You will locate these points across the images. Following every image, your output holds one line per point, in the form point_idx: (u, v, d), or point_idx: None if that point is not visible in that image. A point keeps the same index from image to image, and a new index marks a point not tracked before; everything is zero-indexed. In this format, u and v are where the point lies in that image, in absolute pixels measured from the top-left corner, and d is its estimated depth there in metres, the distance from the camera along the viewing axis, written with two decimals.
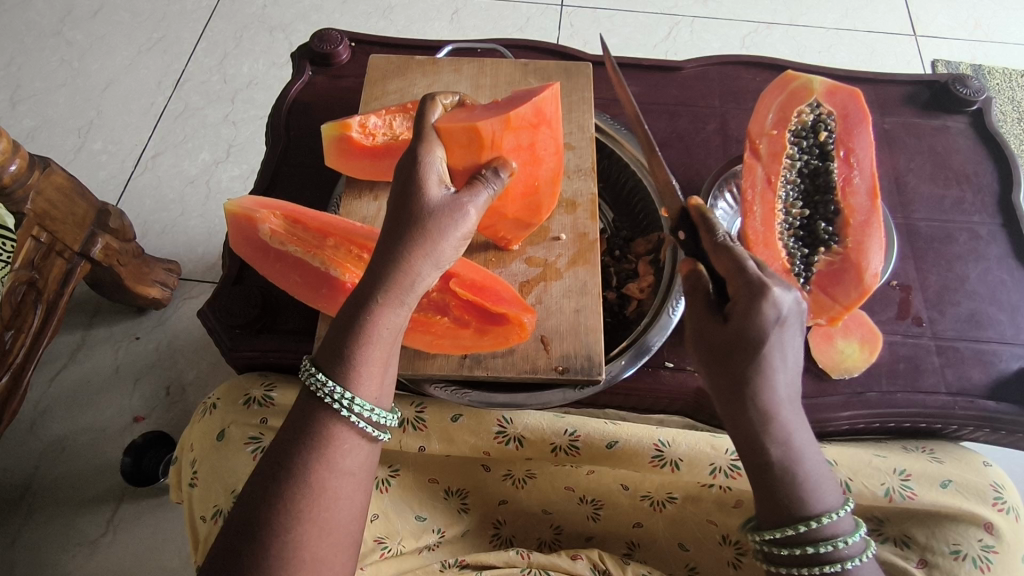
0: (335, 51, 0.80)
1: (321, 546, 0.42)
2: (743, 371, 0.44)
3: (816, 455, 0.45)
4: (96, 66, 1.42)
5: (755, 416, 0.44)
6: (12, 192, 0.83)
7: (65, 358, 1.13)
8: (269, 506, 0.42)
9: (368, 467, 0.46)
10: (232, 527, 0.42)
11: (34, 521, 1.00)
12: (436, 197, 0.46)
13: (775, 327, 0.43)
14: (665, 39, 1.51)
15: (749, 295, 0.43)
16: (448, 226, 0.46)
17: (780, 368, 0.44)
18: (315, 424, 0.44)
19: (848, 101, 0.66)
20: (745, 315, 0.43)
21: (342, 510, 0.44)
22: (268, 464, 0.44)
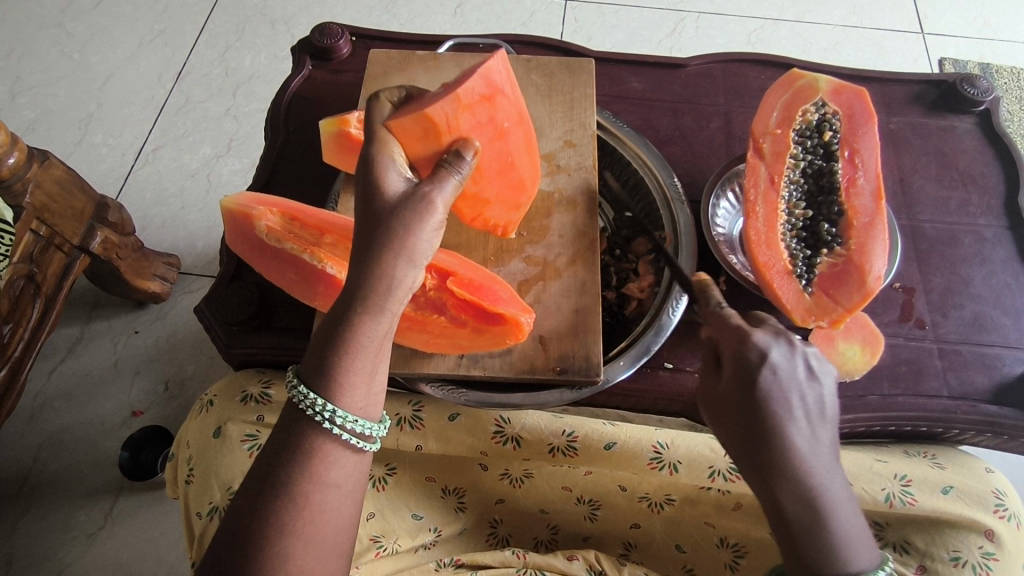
0: (335, 45, 0.80)
1: (308, 557, 0.43)
2: (749, 418, 0.44)
3: (847, 514, 0.44)
4: (97, 58, 1.42)
5: (772, 473, 0.44)
6: (11, 185, 0.83)
7: (64, 351, 1.13)
8: (254, 519, 0.42)
9: (356, 478, 0.46)
10: (222, 537, 0.43)
11: (32, 514, 1.00)
12: (398, 195, 0.45)
13: (769, 373, 0.44)
14: (670, 35, 1.50)
15: (735, 335, 0.46)
16: (414, 221, 0.44)
17: (784, 419, 0.44)
18: (298, 438, 0.44)
19: (854, 101, 0.65)
20: (733, 358, 0.46)
21: (328, 522, 0.44)
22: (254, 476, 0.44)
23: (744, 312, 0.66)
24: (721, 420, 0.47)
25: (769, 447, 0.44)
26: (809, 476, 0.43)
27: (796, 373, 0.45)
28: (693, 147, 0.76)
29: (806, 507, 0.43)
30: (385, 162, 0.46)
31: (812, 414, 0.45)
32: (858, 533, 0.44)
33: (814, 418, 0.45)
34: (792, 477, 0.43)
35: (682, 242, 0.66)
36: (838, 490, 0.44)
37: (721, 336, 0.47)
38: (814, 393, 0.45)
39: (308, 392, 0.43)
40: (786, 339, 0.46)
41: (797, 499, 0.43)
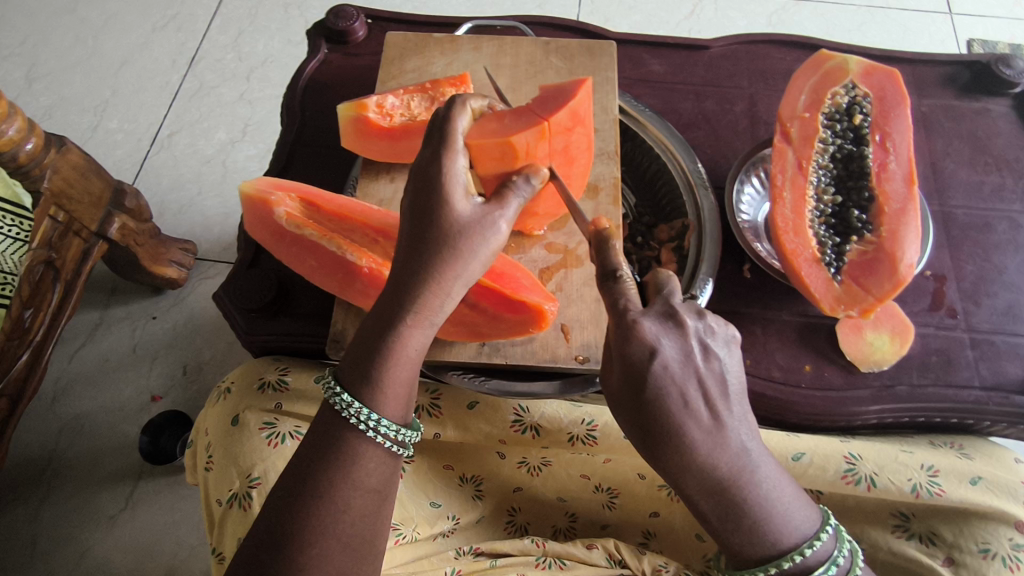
0: (351, 28, 0.78)
1: (343, 566, 0.42)
2: (643, 417, 0.43)
3: (761, 496, 0.43)
4: (111, 43, 1.41)
5: (676, 467, 0.43)
6: (29, 171, 0.83)
7: (83, 337, 1.14)
8: (292, 523, 0.42)
9: (392, 484, 0.45)
10: (259, 541, 0.42)
11: (55, 497, 1.02)
12: (466, 214, 0.44)
13: (653, 364, 0.42)
14: (689, 16, 1.47)
15: (620, 333, 0.43)
16: (479, 244, 0.44)
17: (680, 411, 0.42)
18: (339, 441, 0.43)
19: (885, 82, 0.63)
20: (621, 354, 0.43)
21: (367, 526, 0.43)
22: (290, 478, 0.43)
23: (769, 299, 0.65)
24: (618, 412, 0.45)
25: (670, 441, 0.42)
26: (716, 468, 0.42)
27: (687, 358, 0.43)
28: (717, 131, 0.74)
29: (716, 496, 0.43)
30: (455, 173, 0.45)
31: (714, 397, 0.43)
32: (781, 507, 0.43)
33: (715, 404, 0.43)
34: (696, 470, 0.42)
35: (706, 229, 0.64)
36: (753, 472, 0.43)
37: (608, 320, 0.44)
38: (712, 371, 0.43)
39: (349, 398, 0.43)
40: (673, 321, 0.43)
41: (705, 493, 0.43)
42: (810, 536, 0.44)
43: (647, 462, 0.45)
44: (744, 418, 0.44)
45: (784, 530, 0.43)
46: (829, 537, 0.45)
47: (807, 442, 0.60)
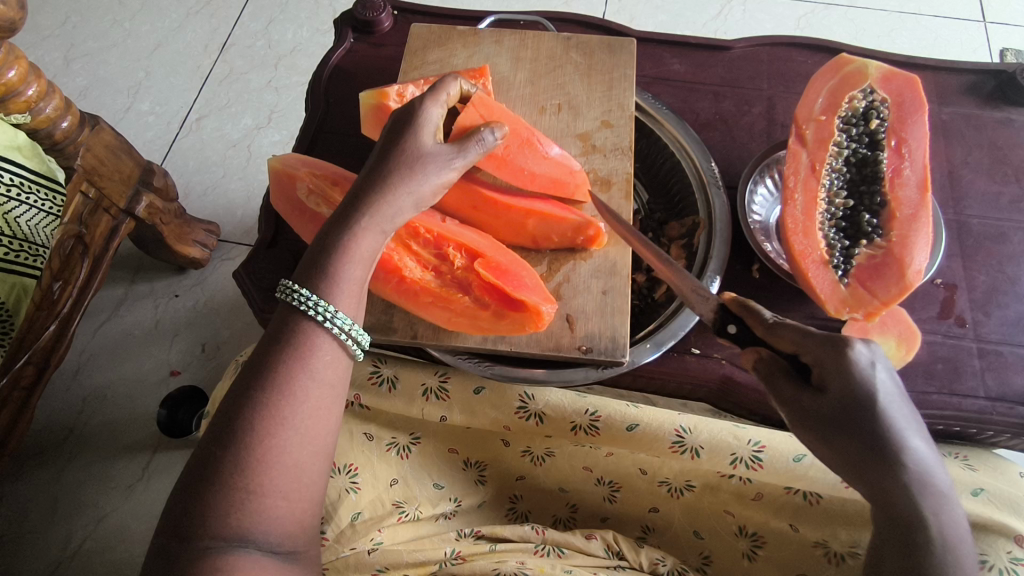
0: (377, 18, 0.80)
1: (293, 475, 0.41)
2: (876, 422, 0.41)
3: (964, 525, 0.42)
4: (146, 27, 1.45)
5: (902, 494, 0.41)
6: (63, 148, 0.86)
7: (109, 311, 1.18)
8: (238, 427, 0.40)
9: (322, 437, 0.43)
10: (200, 457, 0.40)
11: (76, 464, 1.06)
12: (428, 146, 0.50)
13: (876, 371, 0.42)
14: (715, 17, 1.46)
15: (834, 348, 0.42)
16: (432, 173, 0.50)
17: (900, 431, 0.41)
18: (290, 342, 0.43)
19: (905, 88, 0.63)
20: (841, 369, 0.42)
21: (288, 483, 0.41)
22: (236, 386, 0.42)
23: (776, 301, 0.66)
24: (842, 432, 0.42)
25: (889, 461, 0.41)
26: (934, 480, 0.42)
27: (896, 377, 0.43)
28: (733, 131, 0.75)
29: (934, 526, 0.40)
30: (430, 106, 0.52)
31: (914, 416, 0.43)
32: (972, 550, 0.42)
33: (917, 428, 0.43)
34: (922, 479, 0.41)
35: (717, 228, 0.65)
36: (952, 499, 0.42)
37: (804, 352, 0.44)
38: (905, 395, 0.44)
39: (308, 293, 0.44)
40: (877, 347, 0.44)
41: (936, 509, 0.41)
42: None
43: (872, 484, 0.41)
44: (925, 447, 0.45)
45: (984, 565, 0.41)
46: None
47: None
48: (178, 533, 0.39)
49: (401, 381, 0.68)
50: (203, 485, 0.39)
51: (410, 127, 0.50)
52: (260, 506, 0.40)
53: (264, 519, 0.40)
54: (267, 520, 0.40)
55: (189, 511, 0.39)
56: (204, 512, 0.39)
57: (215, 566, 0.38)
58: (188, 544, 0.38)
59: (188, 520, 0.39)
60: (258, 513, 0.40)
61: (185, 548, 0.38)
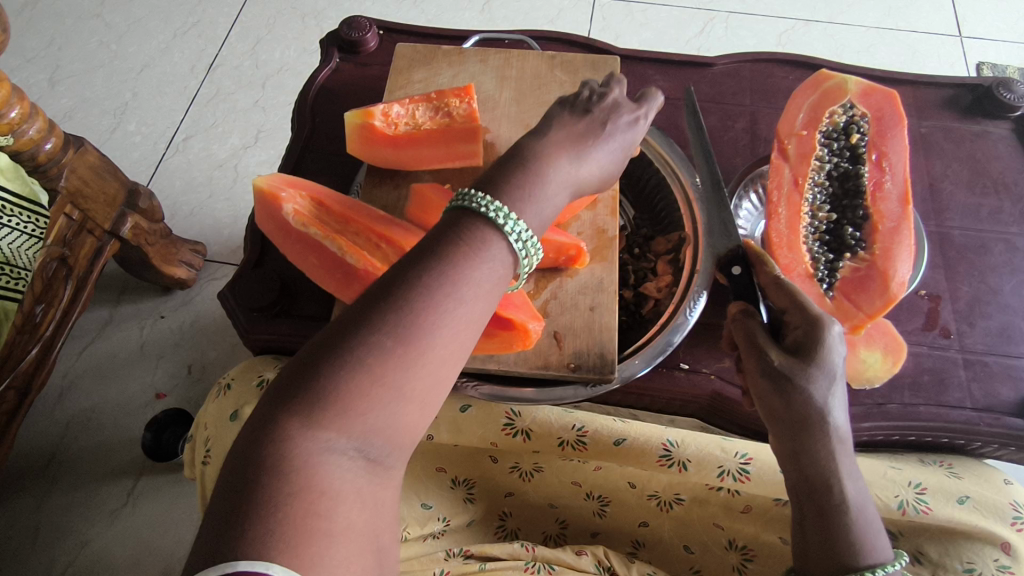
0: (363, 38, 0.81)
1: (408, 403, 0.36)
2: (806, 392, 0.45)
3: (872, 507, 0.46)
4: (133, 48, 1.45)
5: (824, 451, 0.45)
6: (46, 169, 0.85)
7: (93, 333, 1.16)
8: (364, 339, 0.35)
9: (448, 373, 0.37)
10: (313, 357, 0.36)
11: (58, 489, 1.03)
12: (615, 122, 0.49)
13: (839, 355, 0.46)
14: (699, 34, 1.49)
15: (812, 317, 0.47)
16: (612, 144, 0.48)
17: (830, 404, 0.45)
18: (450, 256, 0.38)
19: (884, 103, 0.64)
20: (812, 339, 0.46)
21: (406, 409, 0.36)
22: (375, 292, 0.37)
23: None
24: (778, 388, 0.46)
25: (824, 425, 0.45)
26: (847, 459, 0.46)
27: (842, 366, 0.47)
28: (716, 147, 0.75)
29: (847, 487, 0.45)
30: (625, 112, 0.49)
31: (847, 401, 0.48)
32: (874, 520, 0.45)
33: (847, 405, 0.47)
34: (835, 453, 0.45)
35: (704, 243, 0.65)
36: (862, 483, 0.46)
37: (791, 313, 0.49)
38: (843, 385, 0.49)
39: (496, 206, 0.39)
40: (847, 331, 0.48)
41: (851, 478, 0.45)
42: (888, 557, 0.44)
43: (792, 437, 0.46)
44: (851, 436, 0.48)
45: (876, 540, 0.44)
46: (901, 566, 0.44)
47: None
48: (269, 427, 0.34)
49: None
50: (311, 389, 0.35)
51: (593, 106, 0.49)
52: (371, 426, 0.35)
53: (366, 440, 0.35)
54: (376, 436, 0.35)
55: (286, 409, 0.35)
56: (314, 404, 0.34)
57: (306, 465, 0.33)
58: (277, 442, 0.34)
59: (284, 417, 0.34)
60: (365, 430, 0.35)
61: (275, 448, 0.34)
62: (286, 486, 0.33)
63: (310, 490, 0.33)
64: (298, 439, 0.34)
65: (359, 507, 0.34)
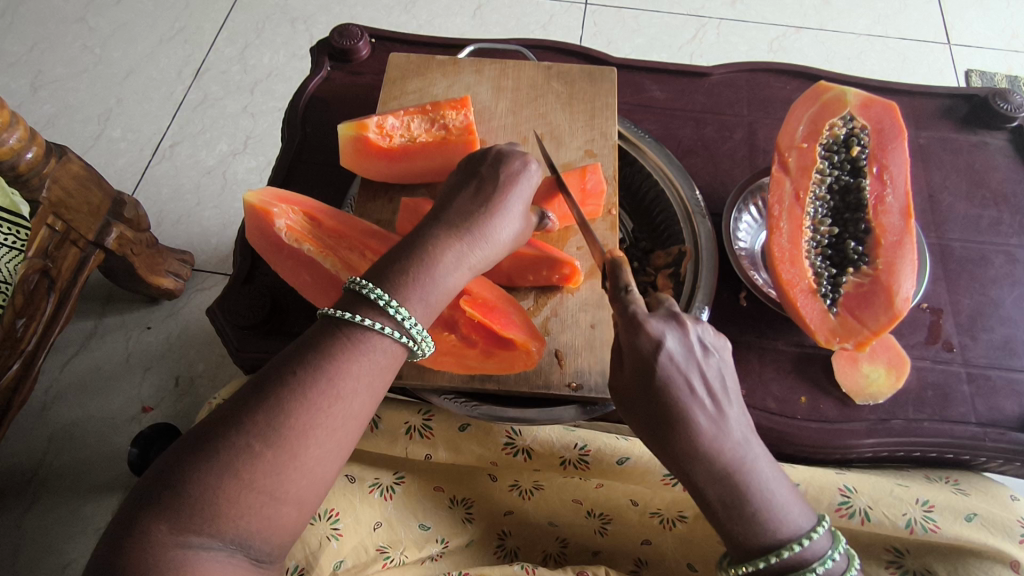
0: (355, 46, 0.79)
1: (285, 495, 0.39)
2: (655, 405, 0.43)
3: (771, 485, 0.42)
4: (117, 53, 1.42)
5: (686, 456, 0.42)
6: (28, 180, 0.83)
7: (77, 345, 1.13)
8: (235, 445, 0.38)
9: (330, 461, 0.40)
10: (184, 462, 0.38)
11: (40, 509, 1.00)
12: (504, 197, 0.49)
13: (659, 356, 0.43)
14: (690, 41, 1.48)
15: (628, 326, 0.44)
16: (498, 222, 0.48)
17: (683, 405, 0.42)
18: (329, 355, 0.41)
19: (884, 115, 0.64)
20: (629, 347, 0.44)
21: (288, 499, 0.39)
22: (248, 394, 0.40)
23: (765, 329, 0.65)
24: (630, 407, 0.45)
25: (678, 427, 0.42)
26: (722, 453, 0.42)
27: (688, 353, 0.44)
28: (715, 158, 0.74)
29: (724, 482, 0.42)
30: (515, 159, 0.50)
31: (715, 388, 0.44)
32: (781, 496, 0.43)
33: (717, 393, 0.43)
34: (704, 455, 0.42)
35: (703, 257, 0.64)
36: (754, 466, 0.42)
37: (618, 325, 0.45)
38: (713, 368, 0.44)
39: (380, 291, 0.42)
40: (675, 326, 0.44)
41: (715, 479, 0.42)
42: (806, 528, 0.43)
43: (656, 448, 0.44)
44: (742, 415, 0.44)
45: (780, 522, 0.42)
46: (825, 534, 0.43)
47: (801, 472, 0.60)
48: (136, 536, 0.36)
49: (382, 420, 0.65)
50: (184, 493, 0.37)
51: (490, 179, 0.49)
52: (249, 525, 0.38)
53: (242, 539, 0.37)
54: (262, 531, 0.38)
55: (155, 516, 0.36)
56: (189, 504, 0.37)
57: (183, 566, 0.35)
58: (146, 549, 0.35)
59: (153, 524, 0.36)
60: (239, 531, 0.37)
61: (145, 555, 0.35)
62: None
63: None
64: (167, 544, 0.36)
65: None
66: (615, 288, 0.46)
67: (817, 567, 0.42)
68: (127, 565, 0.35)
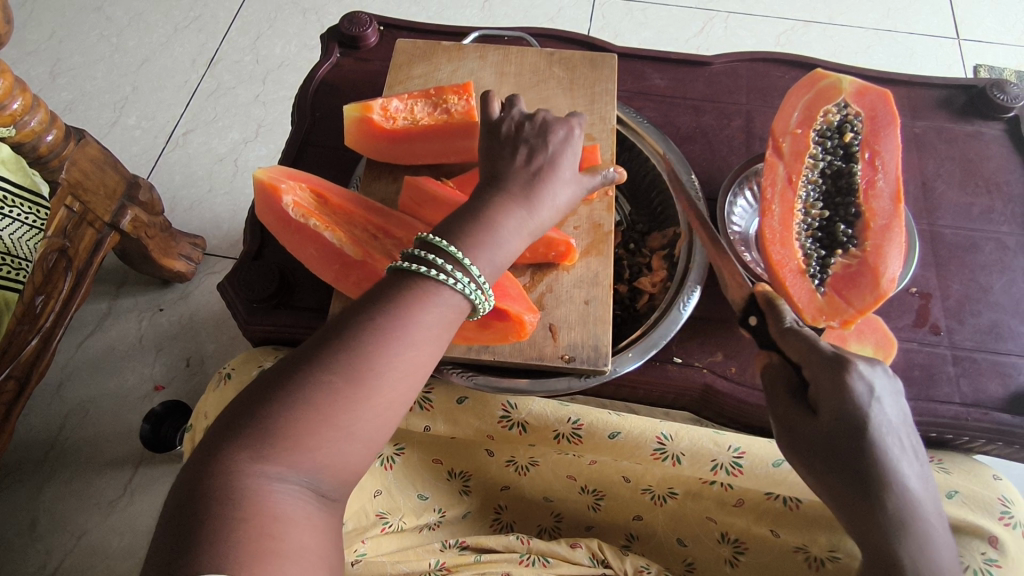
0: (363, 34, 0.81)
1: (352, 433, 0.39)
2: (859, 460, 0.42)
3: (948, 557, 0.43)
4: (134, 42, 1.46)
5: (882, 516, 0.42)
6: (47, 161, 0.86)
7: (92, 325, 1.17)
8: (315, 381, 0.39)
9: (399, 403, 0.42)
10: (261, 398, 0.39)
11: (56, 480, 1.04)
12: (555, 163, 0.52)
13: (871, 404, 0.43)
14: (697, 34, 1.49)
15: (839, 372, 0.43)
16: (553, 187, 0.51)
17: (897, 458, 0.42)
18: (403, 300, 0.42)
19: (877, 103, 0.65)
20: (835, 395, 0.43)
21: (354, 438, 0.40)
22: (327, 334, 0.41)
23: None
24: (816, 458, 0.44)
25: (882, 484, 0.42)
26: (919, 517, 0.42)
27: (894, 404, 0.44)
28: (712, 145, 0.76)
29: (916, 553, 0.41)
30: (560, 129, 0.54)
31: (909, 448, 0.44)
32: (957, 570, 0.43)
33: (916, 451, 0.44)
34: (897, 516, 0.42)
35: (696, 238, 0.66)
36: (936, 538, 0.43)
37: (807, 369, 0.45)
38: (904, 425, 0.45)
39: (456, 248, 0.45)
40: (886, 379, 0.45)
41: (915, 544, 0.42)
42: None
43: (846, 506, 0.43)
44: (929, 480, 0.45)
45: None
46: None
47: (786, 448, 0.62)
48: (216, 465, 0.37)
49: None
50: (266, 424, 0.38)
51: (541, 147, 0.53)
52: (322, 458, 0.39)
53: (314, 471, 0.38)
54: (333, 466, 0.39)
55: (239, 444, 0.37)
56: (265, 433, 0.38)
57: (252, 492, 0.36)
58: (225, 474, 0.36)
59: (235, 451, 0.37)
60: (314, 463, 0.38)
61: (224, 480, 0.36)
62: (236, 516, 0.35)
63: (258, 520, 0.35)
64: (248, 471, 0.37)
65: (310, 535, 0.37)
66: (782, 327, 0.47)
67: None
68: (209, 487, 0.36)
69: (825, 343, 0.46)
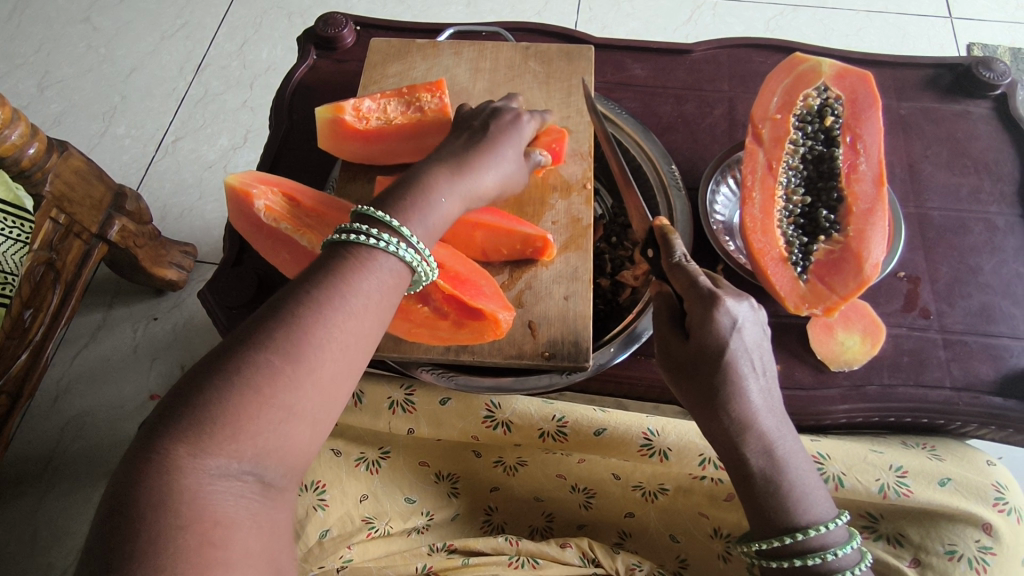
0: (340, 35, 0.81)
1: (295, 416, 0.37)
2: (712, 379, 0.45)
3: (800, 467, 0.45)
4: (121, 52, 1.45)
5: (735, 430, 0.45)
6: (31, 175, 0.85)
7: (87, 337, 1.17)
8: (251, 360, 0.36)
9: (346, 381, 0.39)
10: (198, 386, 0.36)
11: (55, 493, 1.04)
12: (493, 146, 0.53)
13: (732, 334, 0.45)
14: (685, 23, 1.48)
15: (706, 304, 0.45)
16: (485, 165, 0.52)
17: (744, 377, 0.45)
18: (340, 271, 0.41)
19: (858, 85, 0.64)
20: (702, 325, 0.45)
21: (298, 420, 0.37)
22: (263, 314, 0.39)
23: None
24: (686, 377, 0.47)
25: (731, 402, 0.45)
26: (765, 431, 0.45)
27: (753, 331, 0.46)
28: (695, 133, 0.75)
29: (769, 464, 0.45)
30: (507, 116, 0.56)
31: (761, 370, 0.46)
32: (809, 479, 0.45)
33: (768, 371, 0.46)
34: (748, 429, 0.44)
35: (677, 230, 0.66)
36: (787, 450, 0.45)
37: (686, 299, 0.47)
38: (762, 351, 0.47)
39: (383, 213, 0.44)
40: (747, 305, 0.46)
41: (761, 453, 0.44)
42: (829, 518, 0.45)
43: (704, 420, 0.46)
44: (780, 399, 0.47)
45: (807, 503, 0.45)
46: (842, 526, 0.45)
47: None
48: (152, 463, 0.34)
49: (365, 395, 0.67)
50: (202, 411, 0.35)
51: (484, 132, 0.54)
52: (265, 445, 0.36)
53: (258, 461, 0.36)
54: (277, 453, 0.37)
55: (174, 437, 0.35)
56: (202, 421, 0.35)
57: (194, 489, 0.34)
58: (165, 471, 0.34)
59: (170, 445, 0.34)
60: (257, 451, 0.36)
61: (163, 478, 0.34)
62: (177, 520, 0.33)
63: (199, 524, 0.33)
64: (187, 465, 0.34)
65: (255, 537, 0.34)
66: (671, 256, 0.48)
67: (826, 552, 0.44)
68: (147, 488, 0.33)
69: (704, 276, 0.47)
